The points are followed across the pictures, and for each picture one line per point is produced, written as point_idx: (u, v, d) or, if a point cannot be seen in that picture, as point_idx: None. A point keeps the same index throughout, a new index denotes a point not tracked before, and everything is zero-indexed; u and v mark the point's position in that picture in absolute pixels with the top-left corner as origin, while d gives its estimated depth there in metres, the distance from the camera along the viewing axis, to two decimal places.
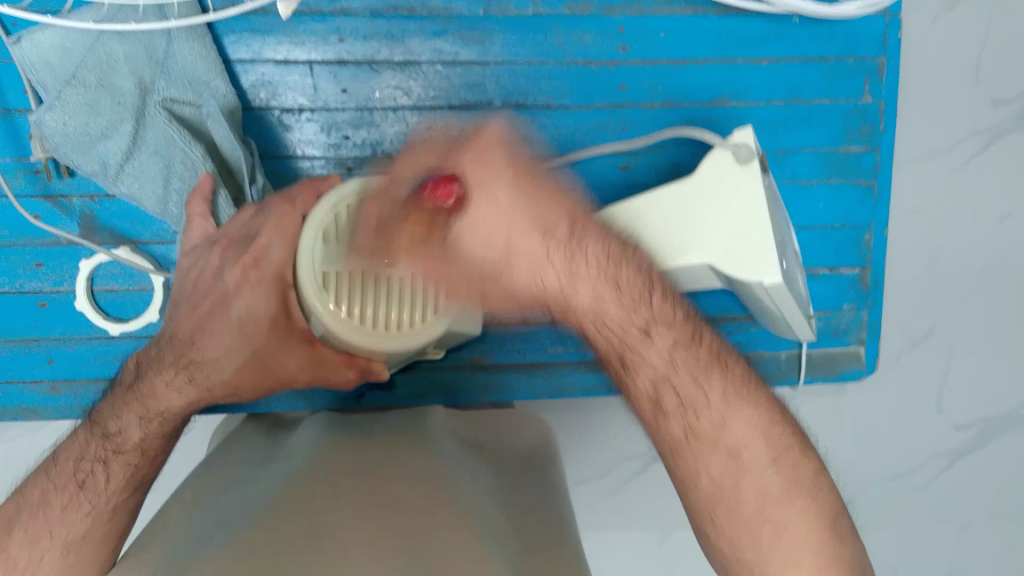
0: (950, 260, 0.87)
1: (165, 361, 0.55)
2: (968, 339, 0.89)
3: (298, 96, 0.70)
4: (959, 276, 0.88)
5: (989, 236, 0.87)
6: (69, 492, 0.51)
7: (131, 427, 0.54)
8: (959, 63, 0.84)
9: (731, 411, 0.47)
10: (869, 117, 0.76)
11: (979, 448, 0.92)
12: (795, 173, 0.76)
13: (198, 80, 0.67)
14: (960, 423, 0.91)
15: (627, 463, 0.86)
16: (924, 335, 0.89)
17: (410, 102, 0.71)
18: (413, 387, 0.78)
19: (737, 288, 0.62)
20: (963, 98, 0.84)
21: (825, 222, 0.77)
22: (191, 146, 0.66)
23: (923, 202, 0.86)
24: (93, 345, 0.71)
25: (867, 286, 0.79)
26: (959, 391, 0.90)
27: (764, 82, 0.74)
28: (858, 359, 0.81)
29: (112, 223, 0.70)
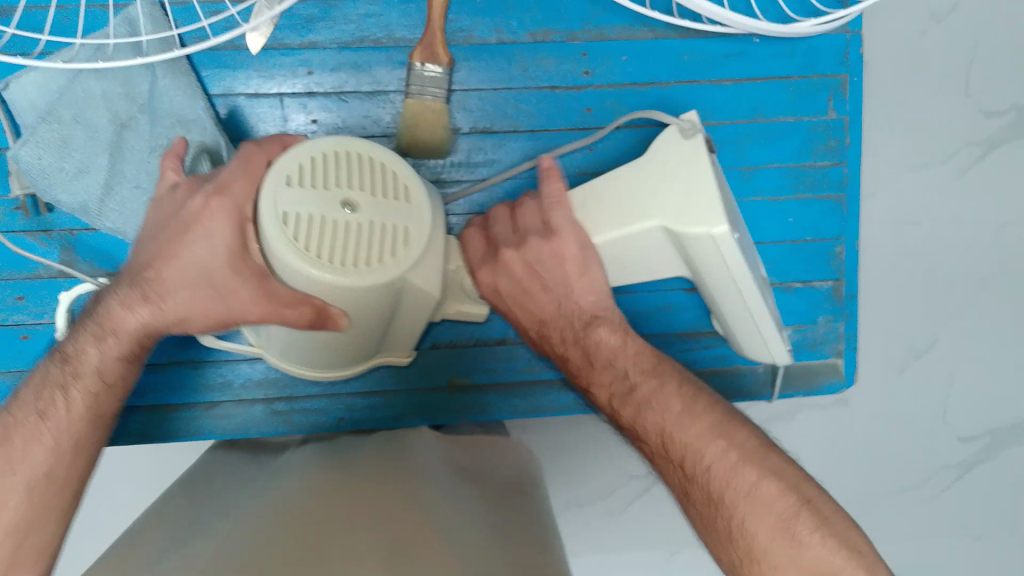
0: (944, 274, 0.88)
1: (122, 283, 0.56)
2: (973, 352, 0.90)
3: (269, 127, 0.72)
4: (962, 288, 0.88)
5: (987, 249, 0.88)
6: (28, 426, 0.53)
7: (89, 350, 0.56)
8: (949, 79, 0.85)
9: (693, 417, 0.58)
10: (835, 132, 0.76)
11: (989, 458, 0.93)
12: (762, 189, 0.77)
13: (184, 116, 0.69)
14: (966, 435, 0.92)
15: (633, 482, 0.89)
16: (927, 347, 0.89)
17: (379, 130, 0.72)
18: (391, 410, 0.79)
19: (697, 266, 0.60)
20: (952, 114, 0.85)
21: (796, 236, 0.77)
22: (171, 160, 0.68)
23: (918, 213, 0.87)
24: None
25: (842, 298, 0.79)
26: (965, 403, 0.91)
27: (727, 102, 0.75)
28: (836, 370, 0.80)
29: (91, 256, 0.72)
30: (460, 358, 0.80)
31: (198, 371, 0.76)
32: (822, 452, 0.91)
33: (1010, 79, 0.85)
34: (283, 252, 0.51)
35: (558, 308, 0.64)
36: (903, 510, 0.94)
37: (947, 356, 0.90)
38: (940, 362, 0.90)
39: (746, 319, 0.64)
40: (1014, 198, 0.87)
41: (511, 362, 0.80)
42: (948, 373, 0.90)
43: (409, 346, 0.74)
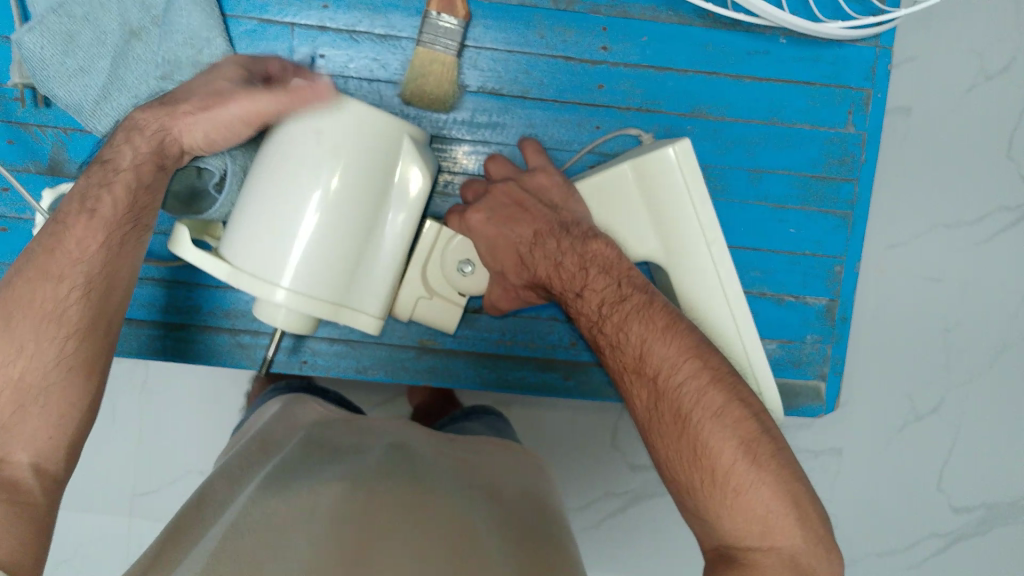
0: (959, 338, 0.86)
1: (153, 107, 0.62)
2: (975, 421, 0.89)
3: (277, 57, 0.71)
4: (977, 356, 0.87)
5: (1007, 315, 0.86)
6: (37, 292, 0.54)
7: (126, 151, 0.60)
8: (992, 136, 0.82)
9: (669, 340, 0.57)
10: (851, 148, 0.74)
11: (980, 534, 0.92)
12: (768, 194, 0.75)
13: (196, 36, 0.68)
14: (961, 506, 0.91)
15: (608, 499, 0.91)
16: (930, 410, 0.88)
17: (386, 75, 0.71)
18: (356, 361, 0.77)
19: (662, 232, 0.64)
20: (990, 171, 0.82)
21: (795, 248, 0.75)
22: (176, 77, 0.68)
23: (940, 270, 0.84)
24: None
25: (834, 319, 0.77)
26: (962, 473, 0.90)
27: (745, 100, 0.73)
28: (817, 394, 0.78)
29: (80, 158, 0.72)
30: None
31: (169, 292, 0.75)
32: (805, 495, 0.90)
33: None
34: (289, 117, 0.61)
35: (554, 227, 0.63)
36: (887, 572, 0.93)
37: (948, 420, 0.88)
38: (941, 425, 0.88)
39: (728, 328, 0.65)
40: None
41: (484, 333, 0.78)
42: (949, 437, 0.89)
43: (380, 315, 0.67)
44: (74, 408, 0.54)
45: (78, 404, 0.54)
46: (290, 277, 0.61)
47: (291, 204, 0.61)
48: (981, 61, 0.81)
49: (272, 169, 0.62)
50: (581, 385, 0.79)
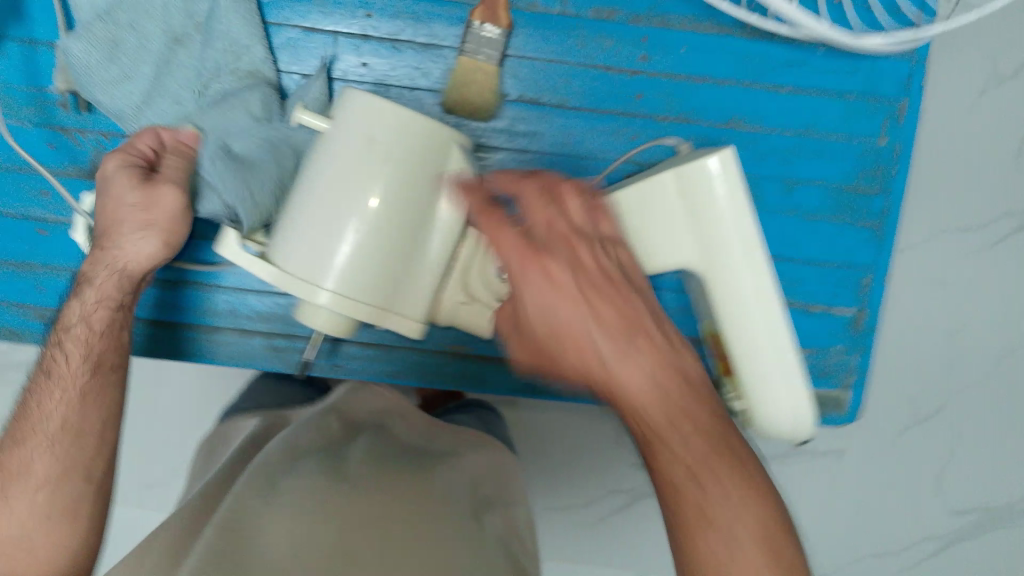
0: (965, 341, 0.87)
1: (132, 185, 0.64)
2: (978, 425, 0.90)
3: (319, 65, 0.71)
4: (982, 359, 0.87)
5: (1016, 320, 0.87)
6: (43, 382, 0.61)
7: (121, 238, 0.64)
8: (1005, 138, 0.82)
9: (630, 354, 0.49)
10: (883, 159, 0.75)
11: (976, 535, 0.94)
12: (801, 205, 0.76)
13: (238, 43, 0.68)
14: (959, 508, 0.93)
15: (612, 497, 0.93)
16: (931, 413, 0.90)
17: (427, 83, 0.72)
18: (387, 366, 0.77)
19: (709, 244, 0.64)
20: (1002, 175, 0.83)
21: (826, 258, 0.76)
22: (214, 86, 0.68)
23: (948, 274, 0.85)
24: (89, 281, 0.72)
25: (860, 329, 0.77)
26: (961, 477, 0.92)
27: (782, 110, 0.74)
28: (838, 405, 0.79)
29: None
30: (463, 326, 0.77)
31: (205, 295, 0.74)
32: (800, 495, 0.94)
33: None
34: (340, 117, 0.61)
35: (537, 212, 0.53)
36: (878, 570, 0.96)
37: (952, 423, 0.90)
38: (943, 428, 0.90)
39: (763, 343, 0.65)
40: None
41: None
42: (949, 441, 0.90)
43: (420, 320, 0.66)
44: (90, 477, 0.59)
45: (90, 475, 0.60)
46: (336, 278, 0.61)
47: (344, 203, 0.61)
48: (994, 65, 0.81)
49: (325, 168, 0.61)
50: None
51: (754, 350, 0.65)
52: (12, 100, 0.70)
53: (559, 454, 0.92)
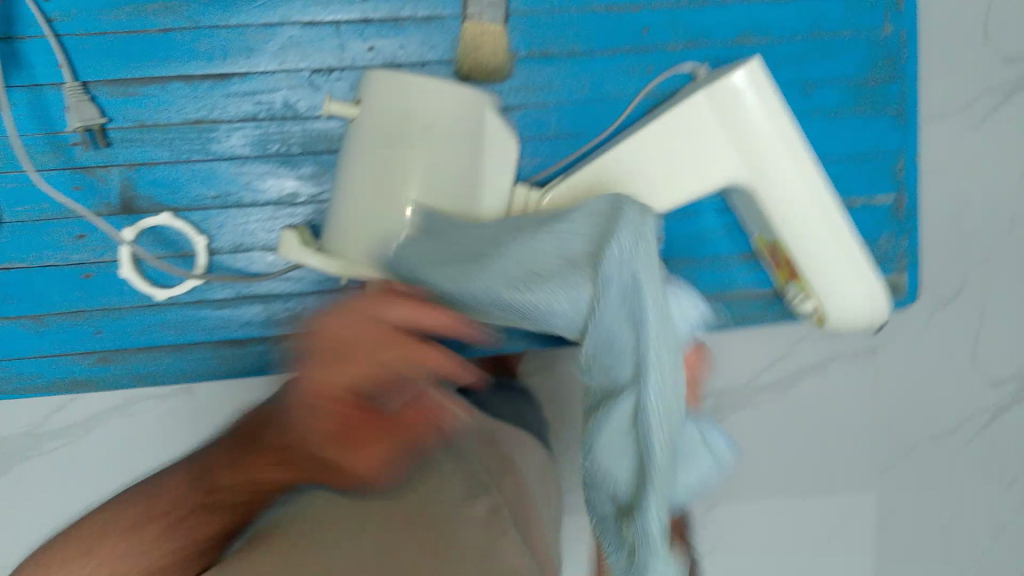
0: (969, 218, 0.88)
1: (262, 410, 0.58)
2: (1002, 294, 0.90)
3: (327, 57, 0.71)
4: (991, 229, 0.89)
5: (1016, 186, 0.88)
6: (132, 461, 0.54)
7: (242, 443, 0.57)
8: (971, 15, 0.85)
9: None
10: (891, 49, 0.76)
11: (1018, 403, 0.91)
12: (821, 105, 0.76)
13: (246, 52, 0.70)
14: (996, 379, 0.91)
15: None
16: (953, 294, 0.89)
17: (436, 56, 0.72)
18: None
19: (752, 153, 0.67)
20: (977, 54, 0.86)
21: (855, 153, 0.77)
22: (225, 98, 0.70)
23: (946, 156, 0.87)
24: (152, 315, 0.72)
25: (903, 214, 0.79)
26: (996, 349, 0.90)
27: (785, 17, 0.75)
28: (898, 289, 0.80)
29: (151, 190, 0.70)
30: None
31: (265, 306, 0.73)
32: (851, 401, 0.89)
33: None
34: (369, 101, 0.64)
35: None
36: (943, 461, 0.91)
37: (973, 298, 0.90)
38: (967, 305, 0.90)
39: (830, 245, 0.69)
40: None
41: None
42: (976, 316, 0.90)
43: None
44: None
45: None
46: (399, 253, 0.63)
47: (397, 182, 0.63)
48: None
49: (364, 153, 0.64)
50: None
51: (807, 246, 0.70)
52: (30, 147, 0.69)
53: None
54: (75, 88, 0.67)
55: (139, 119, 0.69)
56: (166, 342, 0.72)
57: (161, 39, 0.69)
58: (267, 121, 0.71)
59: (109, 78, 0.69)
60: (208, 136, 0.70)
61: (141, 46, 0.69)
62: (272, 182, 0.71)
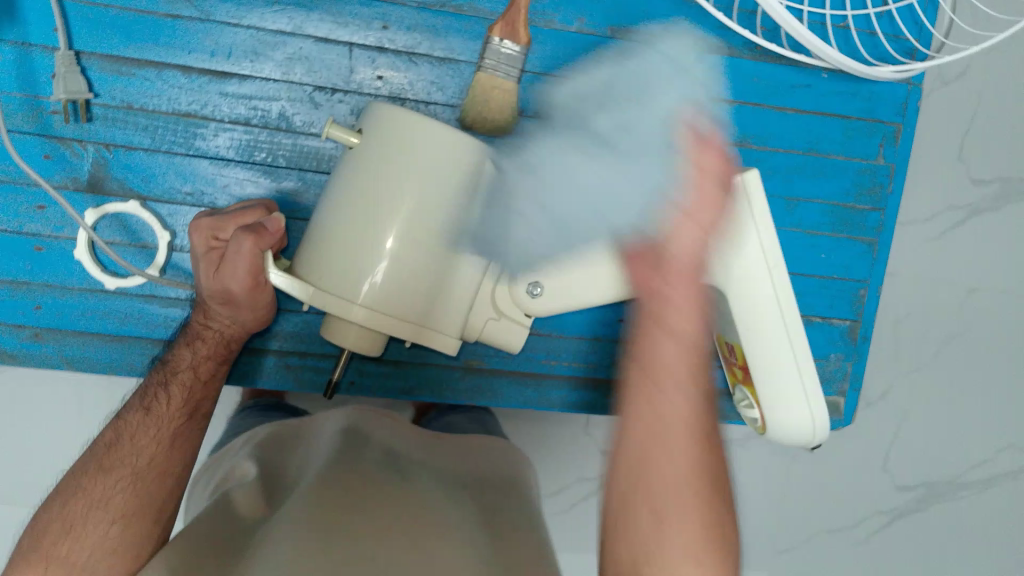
0: (907, 330, 0.93)
1: (200, 342, 0.66)
2: (921, 405, 0.96)
3: (333, 77, 0.69)
4: (925, 344, 0.94)
5: (954, 308, 0.93)
6: (139, 419, 0.63)
7: (182, 357, 0.66)
8: (950, 137, 0.89)
9: None
10: (880, 178, 0.78)
11: (919, 509, 1.00)
12: (802, 222, 0.78)
13: (252, 54, 0.68)
14: (903, 484, 0.98)
15: (580, 485, 0.94)
16: (879, 397, 0.95)
17: (443, 98, 0.71)
18: (401, 382, 0.76)
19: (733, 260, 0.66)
20: (948, 174, 0.89)
21: (825, 272, 0.79)
22: (222, 95, 0.68)
23: (899, 264, 0.92)
24: (99, 300, 0.70)
25: (856, 340, 0.81)
26: (905, 454, 0.97)
27: (788, 130, 0.76)
28: (836, 409, 0.82)
29: (124, 175, 0.68)
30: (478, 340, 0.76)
31: None
32: (758, 476, 0.97)
33: (1003, 151, 0.90)
34: (375, 131, 0.60)
35: None
36: (833, 548, 1.00)
37: (896, 403, 0.96)
38: (889, 407, 0.96)
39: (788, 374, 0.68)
40: (990, 267, 0.93)
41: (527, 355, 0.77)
42: (895, 420, 0.96)
43: (455, 336, 0.66)
44: (140, 550, 0.58)
45: (142, 548, 0.58)
46: (369, 293, 0.60)
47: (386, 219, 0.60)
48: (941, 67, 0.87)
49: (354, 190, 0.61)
50: None
51: (767, 362, 0.69)
52: (6, 105, 0.66)
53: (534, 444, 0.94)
54: (67, 58, 0.64)
55: (128, 101, 0.67)
56: (108, 330, 0.70)
57: (166, 25, 0.66)
58: (259, 129, 0.69)
59: (104, 53, 0.66)
60: (195, 131, 0.68)
61: (142, 27, 0.66)
62: (254, 190, 0.70)
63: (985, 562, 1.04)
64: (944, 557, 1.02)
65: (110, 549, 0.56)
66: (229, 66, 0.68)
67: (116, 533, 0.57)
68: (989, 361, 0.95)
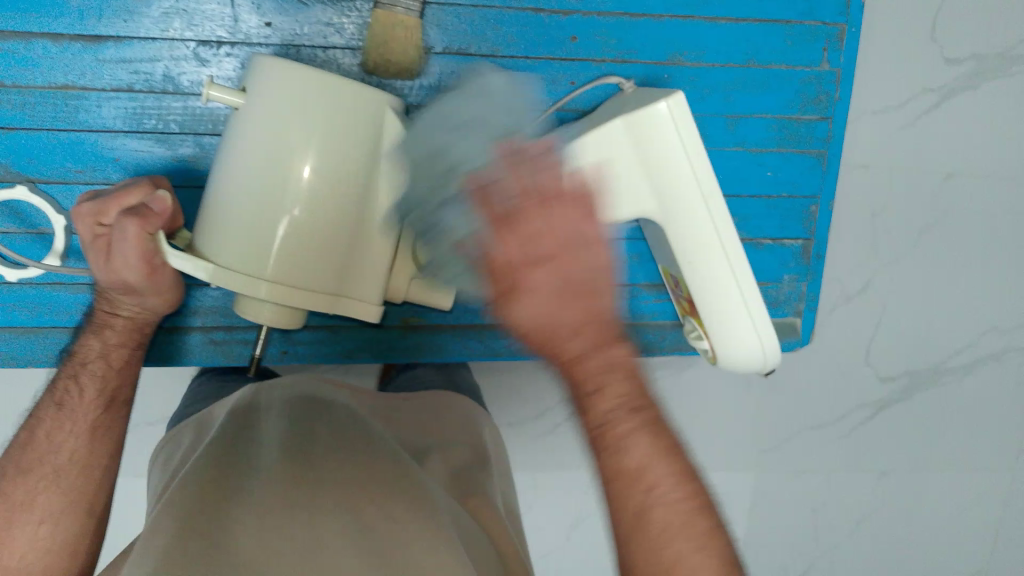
0: (883, 224, 0.89)
1: (105, 329, 0.63)
2: (902, 298, 0.92)
3: (216, 28, 0.63)
4: (900, 235, 0.90)
5: (933, 196, 0.88)
6: (53, 415, 0.61)
7: (91, 346, 0.63)
8: (917, 17, 0.82)
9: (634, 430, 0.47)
10: (825, 85, 0.73)
11: (902, 399, 0.97)
12: (746, 139, 0.73)
13: (126, 12, 0.62)
14: (886, 375, 0.96)
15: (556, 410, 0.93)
16: (857, 290, 0.91)
17: (342, 41, 0.65)
18: (338, 347, 0.72)
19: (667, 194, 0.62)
20: (916, 55, 0.83)
21: (771, 192, 0.75)
22: (99, 60, 0.62)
23: (869, 157, 0.87)
24: (4, 293, 0.65)
25: (809, 259, 0.77)
26: (887, 345, 0.94)
27: (721, 42, 0.70)
28: (792, 329, 0.79)
29: (8, 158, 0.63)
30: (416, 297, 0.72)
31: None
32: (738, 385, 0.95)
33: (976, 23, 0.83)
34: (258, 94, 0.55)
35: (634, 450, 0.47)
36: (817, 444, 0.99)
37: (877, 297, 0.92)
38: (868, 304, 0.92)
39: (724, 281, 0.64)
40: (967, 148, 0.87)
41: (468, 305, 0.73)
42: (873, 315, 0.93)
43: (378, 302, 0.61)
44: (72, 546, 0.58)
45: (75, 543, 0.59)
46: (275, 267, 0.55)
47: (286, 187, 0.54)
48: None
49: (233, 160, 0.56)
50: None
51: (713, 304, 0.65)
52: None
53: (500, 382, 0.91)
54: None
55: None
56: (18, 323, 0.66)
57: None
58: (146, 94, 0.64)
59: None
60: (78, 104, 0.63)
61: None
62: (150, 161, 0.65)
63: (978, 446, 1.02)
64: (935, 445, 1.01)
65: (43, 550, 0.57)
66: (101, 26, 0.62)
67: (47, 532, 0.57)
68: (970, 249, 0.91)
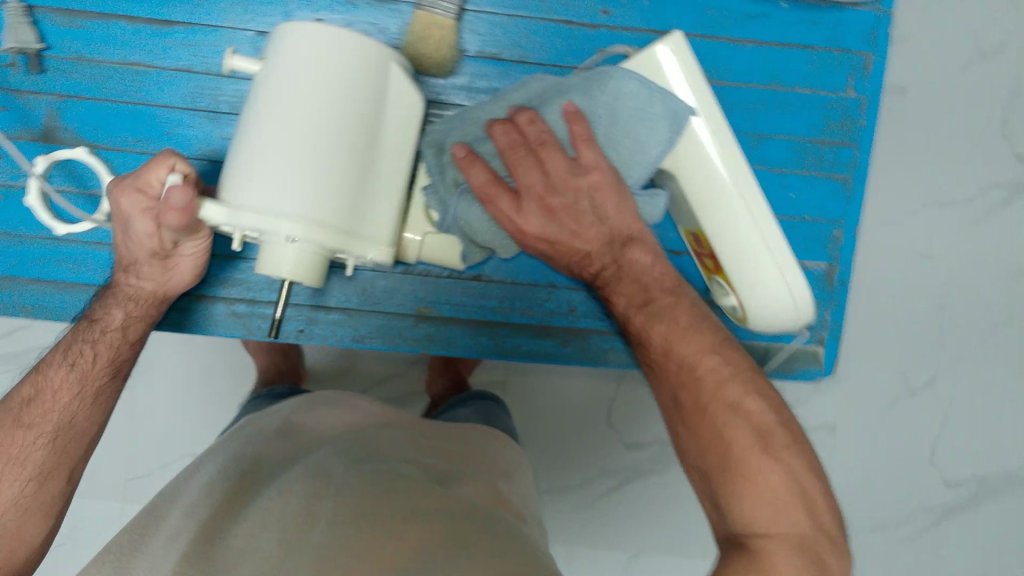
0: (951, 318, 0.90)
1: (126, 303, 0.67)
2: (966, 396, 0.92)
3: (274, 22, 0.70)
4: (966, 331, 0.90)
5: (998, 292, 0.90)
6: (64, 374, 0.62)
7: (114, 315, 0.66)
8: (982, 115, 0.88)
9: (693, 337, 0.56)
10: (851, 112, 0.74)
11: (971, 508, 0.93)
12: (768, 159, 0.74)
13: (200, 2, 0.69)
14: (952, 480, 0.92)
15: (602, 478, 0.92)
16: (923, 386, 0.91)
17: (383, 39, 0.71)
18: (353, 330, 0.74)
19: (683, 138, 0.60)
20: (981, 148, 0.88)
21: (796, 213, 0.75)
22: (167, 44, 0.70)
23: (934, 248, 0.89)
24: (56, 247, 0.71)
25: (833, 285, 0.76)
26: (950, 446, 0.92)
27: (746, 64, 0.73)
28: (815, 358, 0.78)
29: (75, 123, 0.70)
30: (432, 286, 0.74)
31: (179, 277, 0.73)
32: None
33: None
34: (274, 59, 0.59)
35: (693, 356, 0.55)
36: (883, 551, 0.94)
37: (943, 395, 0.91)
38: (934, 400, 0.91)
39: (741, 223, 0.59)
40: None
41: (479, 301, 0.75)
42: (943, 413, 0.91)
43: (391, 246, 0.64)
44: (49, 504, 0.59)
45: (52, 503, 0.59)
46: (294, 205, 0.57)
47: (305, 132, 0.58)
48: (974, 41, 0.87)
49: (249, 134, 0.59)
50: (583, 351, 0.76)
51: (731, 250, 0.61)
52: None
53: (540, 441, 0.93)
54: (17, 9, 0.67)
55: (78, 53, 0.69)
56: (62, 278, 0.71)
57: None
58: (202, 76, 0.70)
59: (55, 6, 0.69)
60: (142, 82, 0.70)
61: None
62: (200, 138, 0.70)
63: None
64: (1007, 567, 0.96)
65: (25, 504, 0.57)
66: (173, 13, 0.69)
67: (32, 488, 0.58)
68: None
